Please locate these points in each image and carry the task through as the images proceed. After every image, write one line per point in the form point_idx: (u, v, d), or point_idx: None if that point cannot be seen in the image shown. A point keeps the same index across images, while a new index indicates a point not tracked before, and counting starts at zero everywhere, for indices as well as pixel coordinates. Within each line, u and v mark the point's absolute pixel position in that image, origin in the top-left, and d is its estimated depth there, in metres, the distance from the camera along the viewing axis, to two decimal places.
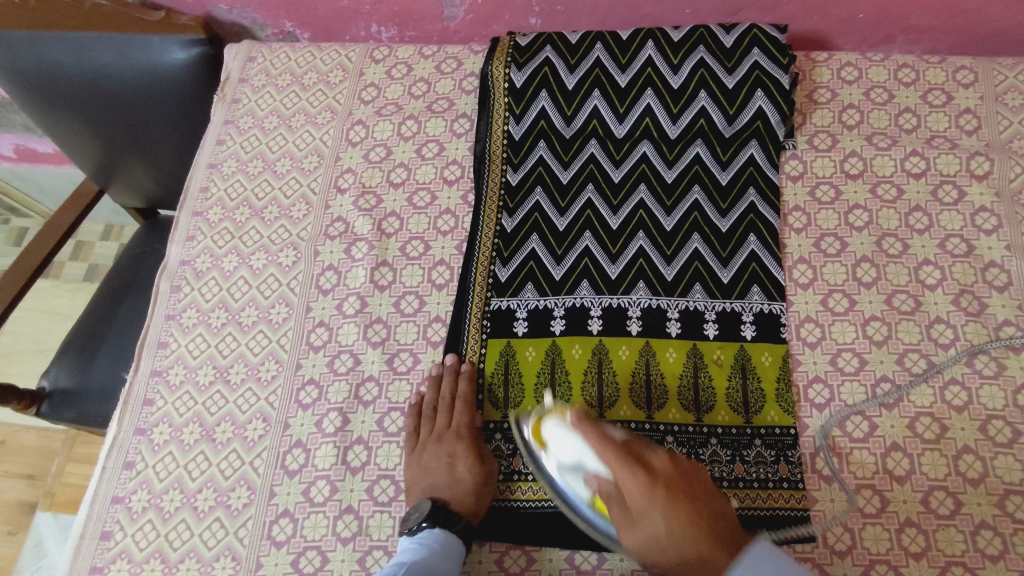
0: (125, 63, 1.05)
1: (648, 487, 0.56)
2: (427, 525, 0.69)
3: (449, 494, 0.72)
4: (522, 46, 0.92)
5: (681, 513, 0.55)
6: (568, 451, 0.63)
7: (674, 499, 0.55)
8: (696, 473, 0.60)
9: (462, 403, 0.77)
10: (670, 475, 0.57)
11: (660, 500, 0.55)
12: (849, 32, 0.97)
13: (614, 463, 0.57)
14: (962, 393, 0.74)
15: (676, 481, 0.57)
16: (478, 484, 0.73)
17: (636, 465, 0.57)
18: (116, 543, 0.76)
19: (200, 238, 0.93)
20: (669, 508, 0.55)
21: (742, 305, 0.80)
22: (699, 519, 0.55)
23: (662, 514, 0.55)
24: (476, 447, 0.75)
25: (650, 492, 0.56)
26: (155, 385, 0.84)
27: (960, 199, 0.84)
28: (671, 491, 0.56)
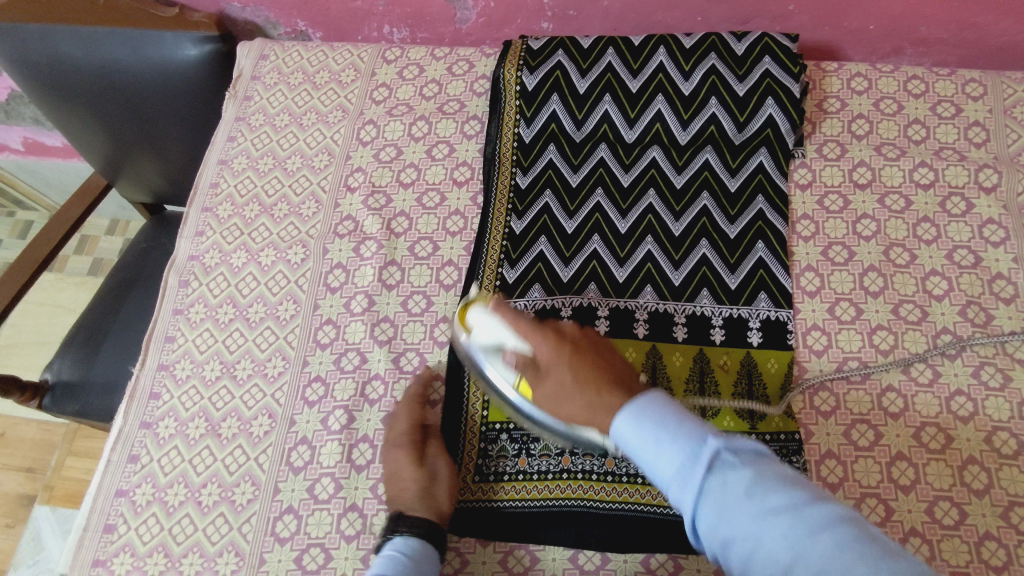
0: (137, 58, 1.06)
1: (555, 346, 0.59)
2: (391, 536, 0.68)
3: (401, 502, 0.70)
4: (534, 49, 0.92)
5: (584, 367, 0.58)
6: (490, 333, 0.65)
7: (578, 357, 0.59)
8: (607, 342, 0.63)
9: (403, 408, 0.76)
10: (575, 336, 0.61)
11: (567, 358, 0.58)
12: (859, 43, 0.98)
13: (525, 331, 0.61)
14: (968, 404, 0.75)
15: (581, 342, 0.60)
16: (422, 486, 0.71)
17: (543, 329, 0.60)
18: (119, 536, 0.76)
19: (209, 234, 0.93)
20: (575, 365, 0.58)
21: (749, 312, 0.80)
22: (601, 370, 0.58)
23: (568, 366, 0.58)
24: (417, 449, 0.73)
25: (557, 349, 0.59)
26: (162, 379, 0.84)
27: (967, 211, 0.84)
28: (578, 350, 0.59)
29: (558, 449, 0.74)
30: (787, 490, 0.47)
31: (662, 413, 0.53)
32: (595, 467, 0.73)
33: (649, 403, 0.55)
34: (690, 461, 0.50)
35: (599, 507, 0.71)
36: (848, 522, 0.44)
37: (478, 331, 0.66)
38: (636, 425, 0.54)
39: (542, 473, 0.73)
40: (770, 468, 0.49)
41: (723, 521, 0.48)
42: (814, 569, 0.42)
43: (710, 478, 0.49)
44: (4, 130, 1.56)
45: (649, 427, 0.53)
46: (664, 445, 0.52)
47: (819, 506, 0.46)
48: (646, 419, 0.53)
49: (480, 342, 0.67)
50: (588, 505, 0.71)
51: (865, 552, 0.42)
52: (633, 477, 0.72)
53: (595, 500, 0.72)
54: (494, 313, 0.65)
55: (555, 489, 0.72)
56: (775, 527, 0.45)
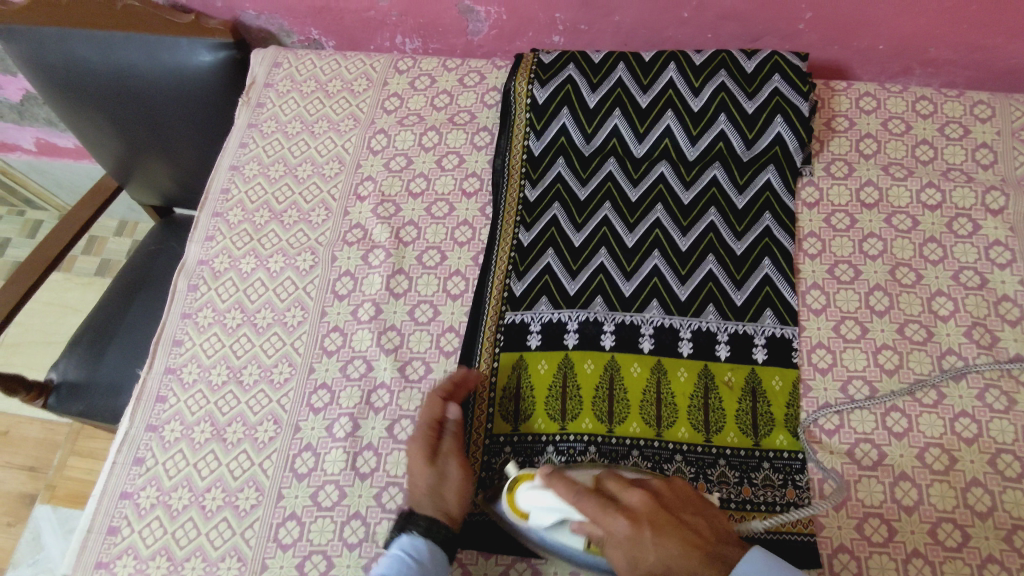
0: (153, 63, 1.07)
1: (631, 527, 0.63)
2: (399, 534, 0.70)
3: (412, 501, 0.71)
4: (546, 63, 0.93)
5: (667, 541, 0.62)
6: (552, 515, 0.66)
7: (658, 534, 0.63)
8: (671, 491, 0.66)
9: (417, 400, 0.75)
10: (646, 509, 0.64)
11: (650, 538, 0.62)
12: (868, 62, 0.98)
13: (596, 514, 0.63)
14: (972, 425, 0.75)
15: (656, 515, 0.64)
16: (432, 488, 0.70)
17: (614, 510, 0.64)
18: (122, 538, 0.76)
19: (219, 239, 0.94)
20: (658, 542, 0.62)
21: (755, 328, 0.81)
22: (684, 540, 0.62)
23: (653, 546, 0.62)
24: (428, 449, 0.72)
25: (636, 532, 0.63)
26: (169, 382, 0.85)
27: (974, 232, 0.85)
28: (655, 527, 0.63)
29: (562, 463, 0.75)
30: None
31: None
32: None
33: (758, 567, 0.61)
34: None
35: None
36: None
37: (539, 514, 0.66)
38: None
39: None
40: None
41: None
42: None
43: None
44: (17, 130, 1.57)
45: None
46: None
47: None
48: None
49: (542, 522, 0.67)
50: None
51: None
52: None
53: None
54: (552, 492, 0.65)
55: None
56: None
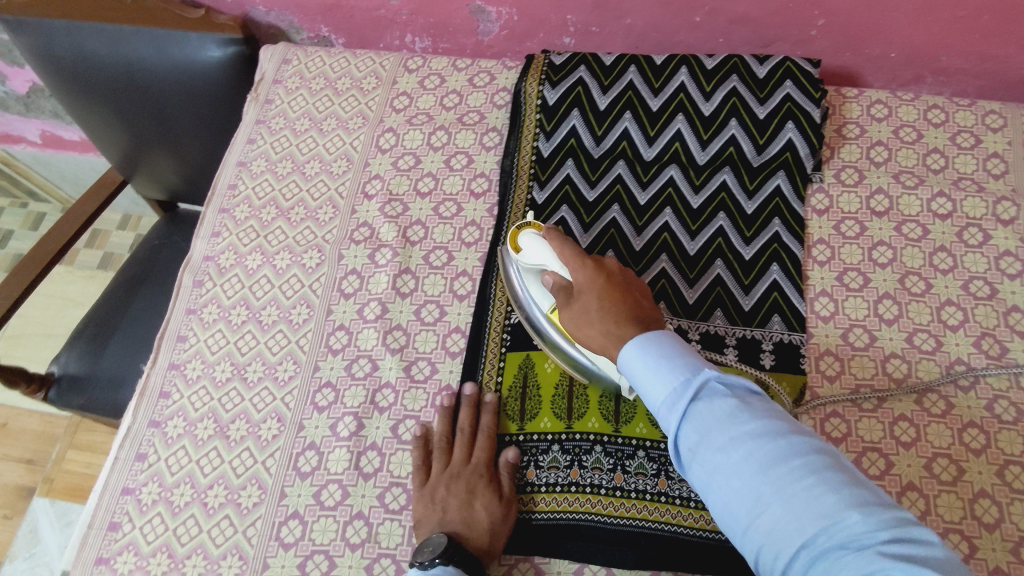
0: (163, 57, 1.07)
1: (589, 275, 0.65)
2: (439, 562, 0.65)
3: (465, 532, 0.69)
4: (557, 64, 0.93)
5: (610, 295, 0.63)
6: (538, 255, 0.72)
7: (607, 287, 0.64)
8: (642, 284, 0.67)
9: (479, 435, 0.75)
10: (613, 269, 0.66)
11: (597, 287, 0.64)
12: (879, 70, 0.98)
13: (568, 257, 0.67)
14: (980, 436, 0.74)
15: (615, 276, 0.65)
16: (494, 523, 0.70)
17: (584, 259, 0.66)
18: (123, 535, 0.76)
19: (225, 235, 0.93)
20: (602, 291, 0.64)
21: (762, 334, 0.80)
22: (625, 303, 0.63)
23: (596, 295, 0.64)
24: (494, 485, 0.72)
25: (591, 280, 0.65)
26: (172, 378, 0.84)
27: (984, 242, 0.84)
28: (609, 282, 0.64)
29: (567, 461, 0.74)
30: (770, 422, 0.50)
31: (667, 345, 0.57)
32: (603, 482, 0.72)
33: (657, 336, 0.58)
34: (680, 389, 0.54)
35: (605, 521, 0.71)
36: (821, 456, 0.48)
37: (528, 252, 0.74)
38: (642, 355, 0.57)
39: (550, 485, 0.73)
40: (758, 403, 0.52)
41: (705, 445, 0.51)
42: (781, 493, 0.47)
43: (698, 406, 0.53)
44: (23, 123, 1.57)
45: (652, 355, 0.56)
46: (663, 372, 0.55)
47: (795, 435, 0.49)
48: (650, 348, 0.57)
49: (528, 262, 0.74)
50: (595, 520, 0.71)
51: (830, 480, 0.46)
52: (641, 493, 0.72)
53: (602, 515, 0.71)
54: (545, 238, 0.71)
55: (562, 502, 0.72)
56: (753, 458, 0.49)
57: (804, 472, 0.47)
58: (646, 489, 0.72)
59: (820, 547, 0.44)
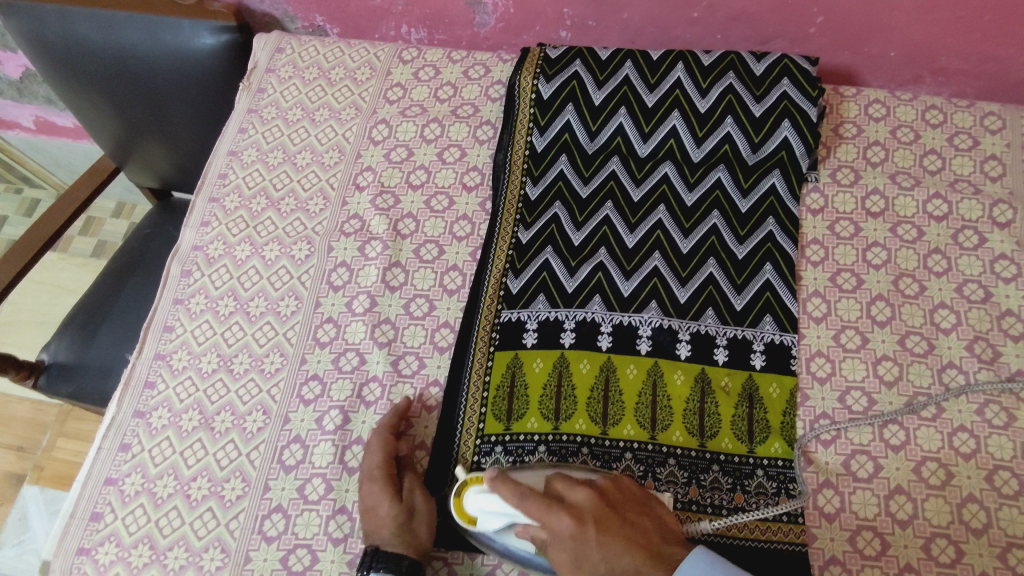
0: (154, 43, 1.05)
1: (577, 529, 0.61)
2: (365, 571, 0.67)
3: (379, 538, 0.68)
4: (552, 58, 0.92)
5: (610, 542, 0.61)
6: (498, 516, 0.65)
7: (603, 534, 0.62)
8: (620, 493, 0.66)
9: (374, 438, 0.73)
10: (591, 501, 0.64)
11: (595, 540, 0.61)
12: (878, 69, 0.97)
13: (540, 510, 0.62)
14: (971, 441, 0.73)
15: (602, 516, 0.63)
16: (401, 522, 0.68)
17: (559, 510, 0.62)
18: (105, 525, 0.75)
19: (214, 225, 0.93)
20: (601, 543, 0.61)
21: (754, 334, 0.79)
22: (630, 543, 0.61)
23: (600, 549, 0.61)
24: (394, 483, 0.71)
25: (581, 533, 0.61)
26: (157, 368, 0.84)
27: (979, 245, 0.84)
28: (599, 526, 0.62)
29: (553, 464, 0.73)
30: None
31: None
32: None
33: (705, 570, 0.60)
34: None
35: None
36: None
37: (483, 514, 0.66)
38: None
39: None
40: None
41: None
42: None
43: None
44: (17, 108, 1.56)
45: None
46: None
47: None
48: None
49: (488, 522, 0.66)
50: None
51: None
52: None
53: None
54: (495, 491, 0.64)
55: None
56: None
57: None
58: None
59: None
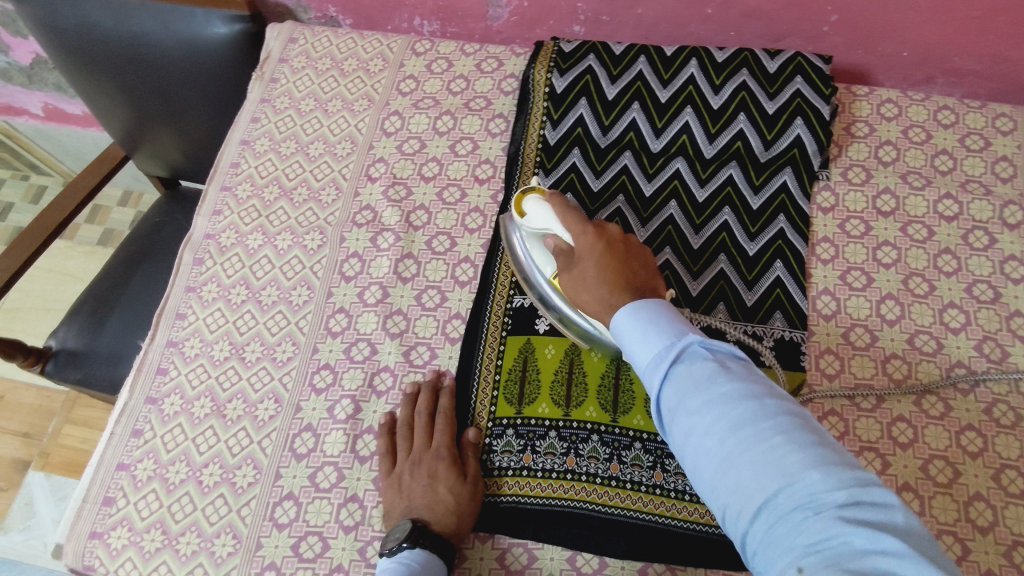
0: (167, 32, 1.05)
1: (590, 241, 0.68)
2: (407, 545, 0.66)
3: (429, 515, 0.69)
4: (566, 52, 0.93)
5: (608, 262, 0.66)
6: (541, 219, 0.74)
7: (607, 253, 0.67)
8: (642, 252, 0.69)
9: (438, 419, 0.76)
10: (611, 232, 0.69)
11: (598, 252, 0.67)
12: (891, 68, 0.97)
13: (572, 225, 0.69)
14: (978, 439, 0.74)
15: (615, 246, 0.67)
16: (459, 502, 0.70)
17: (586, 225, 0.69)
18: (117, 509, 0.76)
19: (227, 213, 0.93)
20: (601, 258, 0.66)
21: (763, 330, 0.80)
22: (620, 270, 0.65)
23: (595, 261, 0.66)
24: (458, 466, 0.73)
25: (590, 247, 0.67)
26: (170, 355, 0.84)
27: (989, 246, 0.84)
28: (607, 248, 0.67)
29: (563, 448, 0.74)
30: (746, 383, 0.50)
31: (657, 312, 0.58)
32: (599, 471, 0.72)
33: (650, 303, 0.59)
34: (663, 351, 0.55)
35: (600, 510, 0.71)
36: (791, 418, 0.48)
37: (530, 218, 0.75)
38: (632, 317, 0.59)
39: (546, 471, 0.73)
40: (733, 364, 0.53)
41: (682, 407, 0.51)
42: (744, 450, 0.47)
43: (677, 369, 0.54)
44: (26, 95, 1.56)
45: (638, 318, 0.58)
46: (648, 333, 0.57)
47: (769, 398, 0.49)
48: (640, 307, 0.59)
49: (530, 227, 0.76)
50: (590, 508, 0.71)
51: (794, 435, 0.46)
52: (637, 484, 0.71)
53: (597, 503, 0.71)
54: (549, 203, 0.73)
55: (556, 489, 0.72)
56: (722, 415, 0.49)
57: (775, 433, 0.47)
58: (642, 481, 0.72)
59: (778, 508, 0.44)
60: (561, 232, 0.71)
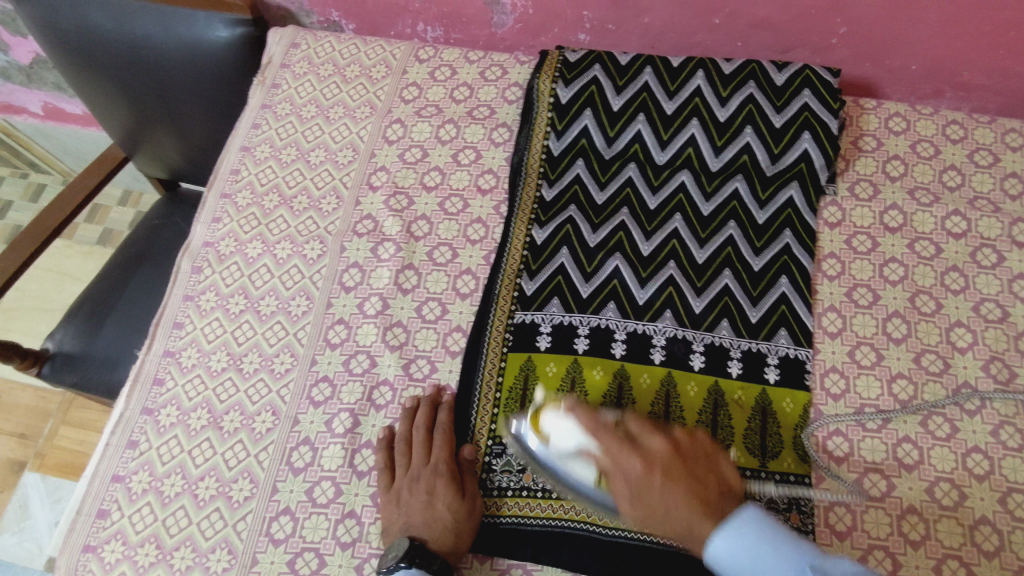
0: (168, 35, 1.04)
1: (642, 469, 0.63)
2: (404, 565, 0.66)
3: (427, 533, 0.69)
4: (571, 62, 0.92)
5: (674, 488, 0.63)
6: (571, 441, 0.67)
7: (667, 480, 0.63)
8: (696, 448, 0.66)
9: (436, 434, 0.75)
10: (658, 451, 0.64)
11: (658, 483, 0.63)
12: (898, 82, 0.96)
13: (614, 449, 0.65)
14: (984, 462, 0.73)
15: (671, 463, 0.64)
16: (458, 521, 0.69)
17: (630, 450, 0.64)
18: (111, 523, 0.75)
19: (226, 221, 0.92)
20: (664, 487, 0.63)
21: (768, 348, 0.79)
22: (693, 494, 0.63)
23: (659, 492, 0.63)
24: (456, 483, 0.72)
25: (647, 475, 0.63)
26: (167, 365, 0.83)
27: (998, 264, 0.83)
28: (667, 474, 0.63)
29: None
30: None
31: (766, 534, 0.60)
32: None
33: (753, 524, 0.61)
34: None
35: (601, 532, 0.70)
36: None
37: (556, 437, 0.69)
38: (743, 545, 0.60)
39: (547, 491, 0.72)
40: None
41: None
42: None
43: None
44: (26, 93, 1.55)
45: (750, 543, 0.60)
46: (768, 566, 0.59)
47: None
48: (746, 538, 0.60)
49: (556, 447, 0.69)
50: (591, 530, 0.70)
51: None
52: None
53: (600, 526, 0.70)
54: (573, 418, 0.67)
55: (557, 509, 0.71)
56: None
57: None
58: None
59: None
60: (603, 460, 0.65)
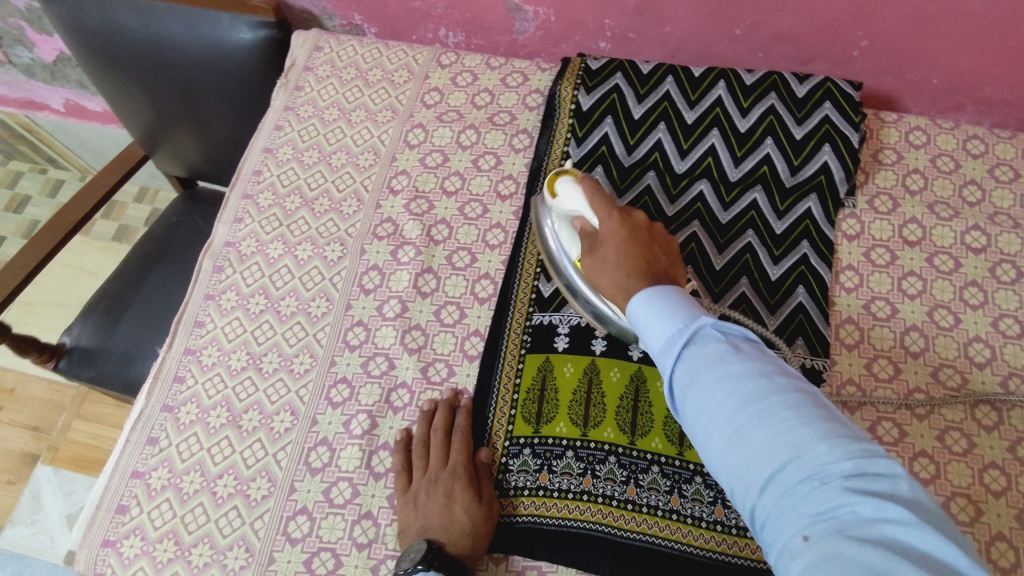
0: (192, 34, 1.05)
1: (616, 224, 0.68)
2: (422, 567, 0.65)
3: (444, 536, 0.69)
4: (593, 70, 0.93)
5: (629, 246, 0.66)
6: (573, 203, 0.74)
7: (629, 239, 0.67)
8: (666, 242, 0.69)
9: (454, 437, 0.75)
10: (638, 220, 0.69)
11: (620, 238, 0.67)
12: (919, 95, 0.96)
13: (599, 208, 0.70)
14: (1001, 478, 0.73)
15: (640, 232, 0.67)
16: (475, 523, 0.69)
17: (614, 209, 0.69)
18: (130, 518, 0.76)
19: (248, 221, 0.93)
20: (625, 241, 0.66)
21: (785, 356, 0.78)
22: (642, 256, 0.65)
23: (616, 246, 0.67)
24: (474, 486, 0.71)
25: (617, 230, 0.68)
26: (187, 362, 0.84)
27: (1017, 280, 0.83)
28: (633, 234, 0.67)
29: (580, 469, 0.73)
30: (761, 365, 0.50)
31: (670, 295, 0.57)
32: (615, 493, 0.71)
33: (661, 289, 0.58)
34: (675, 334, 0.54)
35: (615, 534, 0.70)
36: (802, 395, 0.48)
37: (562, 198, 0.76)
38: (646, 303, 0.57)
39: (562, 492, 0.72)
40: (750, 350, 0.52)
41: (694, 387, 0.51)
42: (757, 436, 0.47)
43: (689, 351, 0.53)
44: (48, 90, 1.56)
45: (649, 304, 0.57)
46: (656, 322, 0.56)
47: (779, 382, 0.49)
48: (651, 298, 0.57)
49: (560, 208, 0.77)
50: (606, 532, 0.70)
51: (807, 416, 0.46)
52: (653, 509, 0.71)
53: (614, 527, 0.70)
54: (582, 187, 0.74)
55: (573, 510, 0.71)
56: (738, 399, 0.49)
57: (789, 420, 0.46)
58: (658, 505, 0.71)
59: (787, 483, 0.44)
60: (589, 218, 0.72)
